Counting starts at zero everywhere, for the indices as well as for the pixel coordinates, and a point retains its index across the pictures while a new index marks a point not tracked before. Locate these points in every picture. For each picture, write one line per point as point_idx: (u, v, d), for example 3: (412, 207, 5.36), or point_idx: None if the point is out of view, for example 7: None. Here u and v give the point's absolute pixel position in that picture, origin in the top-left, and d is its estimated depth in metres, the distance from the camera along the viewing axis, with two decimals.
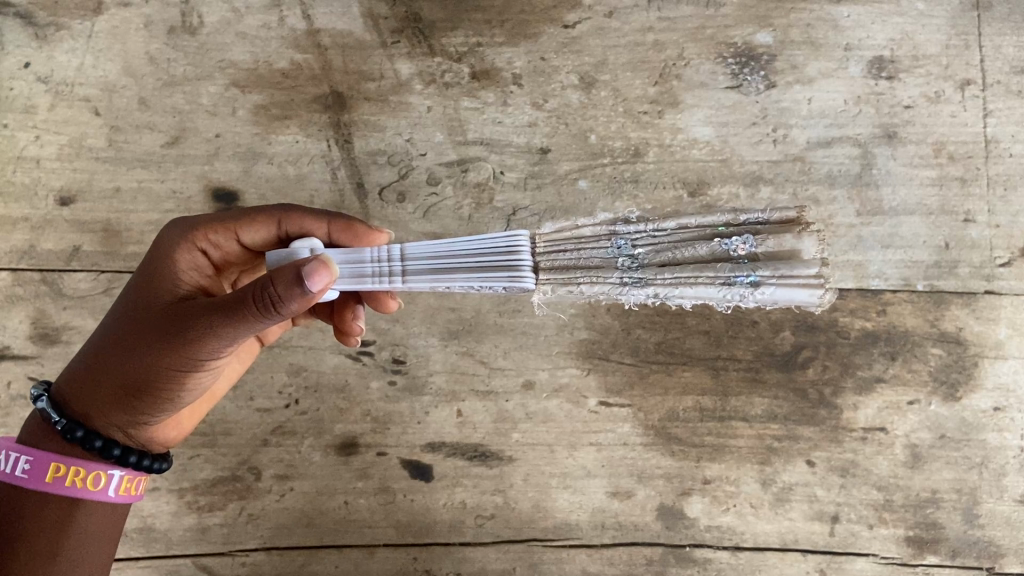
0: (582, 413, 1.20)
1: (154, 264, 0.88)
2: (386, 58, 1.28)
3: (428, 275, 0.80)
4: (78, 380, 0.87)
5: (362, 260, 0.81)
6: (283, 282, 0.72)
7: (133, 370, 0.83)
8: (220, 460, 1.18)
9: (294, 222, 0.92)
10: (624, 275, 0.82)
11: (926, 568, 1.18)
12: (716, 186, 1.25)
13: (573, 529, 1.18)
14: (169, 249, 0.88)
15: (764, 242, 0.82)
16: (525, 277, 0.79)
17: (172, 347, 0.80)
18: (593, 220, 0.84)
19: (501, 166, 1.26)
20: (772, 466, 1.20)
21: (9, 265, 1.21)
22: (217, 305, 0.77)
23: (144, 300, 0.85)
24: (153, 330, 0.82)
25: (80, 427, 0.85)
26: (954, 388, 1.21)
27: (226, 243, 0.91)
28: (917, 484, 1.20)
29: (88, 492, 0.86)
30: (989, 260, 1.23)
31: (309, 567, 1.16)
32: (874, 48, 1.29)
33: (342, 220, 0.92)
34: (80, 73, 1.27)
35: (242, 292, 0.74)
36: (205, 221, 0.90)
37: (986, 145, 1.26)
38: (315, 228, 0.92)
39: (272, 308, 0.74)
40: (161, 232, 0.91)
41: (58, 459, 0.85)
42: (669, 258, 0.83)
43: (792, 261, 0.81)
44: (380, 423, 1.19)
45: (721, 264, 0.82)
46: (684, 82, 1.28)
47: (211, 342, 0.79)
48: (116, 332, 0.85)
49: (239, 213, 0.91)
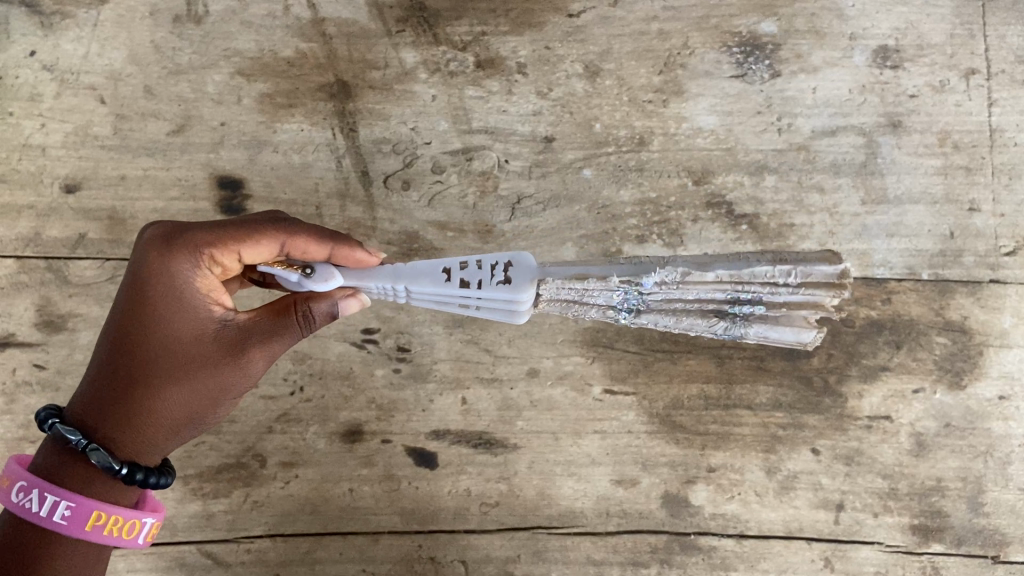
0: (587, 401, 1.19)
1: (166, 295, 0.84)
2: (391, 47, 1.28)
3: (430, 305, 0.94)
4: (118, 427, 0.84)
5: (370, 290, 0.93)
6: (322, 312, 0.90)
7: (181, 404, 0.87)
8: (225, 447, 1.18)
9: (298, 245, 0.88)
10: (617, 311, 0.97)
11: (931, 557, 1.18)
12: (721, 174, 1.25)
13: (578, 516, 1.18)
14: (180, 281, 0.84)
15: (770, 311, 0.97)
16: (520, 317, 0.94)
17: (221, 376, 0.87)
18: (607, 281, 0.90)
19: (506, 155, 1.26)
20: (777, 454, 1.19)
21: (14, 252, 1.21)
22: (261, 329, 0.88)
23: (169, 334, 0.85)
24: (198, 364, 0.86)
25: (139, 469, 0.84)
26: (960, 376, 1.20)
27: (229, 263, 0.87)
28: (923, 472, 1.20)
29: (121, 540, 0.85)
30: (994, 249, 1.23)
31: (314, 553, 1.16)
32: (879, 37, 1.29)
33: (347, 241, 0.90)
34: (86, 62, 1.27)
35: (285, 314, 0.89)
36: (208, 242, 0.85)
37: (992, 135, 1.26)
38: (317, 253, 0.89)
39: (316, 323, 0.90)
40: (152, 256, 0.85)
41: (100, 508, 0.82)
42: (673, 307, 0.97)
43: (793, 320, 0.99)
44: (385, 411, 1.19)
45: (721, 317, 0.98)
46: (689, 71, 1.28)
47: (260, 366, 0.89)
48: (147, 369, 0.85)
49: (241, 234, 0.86)
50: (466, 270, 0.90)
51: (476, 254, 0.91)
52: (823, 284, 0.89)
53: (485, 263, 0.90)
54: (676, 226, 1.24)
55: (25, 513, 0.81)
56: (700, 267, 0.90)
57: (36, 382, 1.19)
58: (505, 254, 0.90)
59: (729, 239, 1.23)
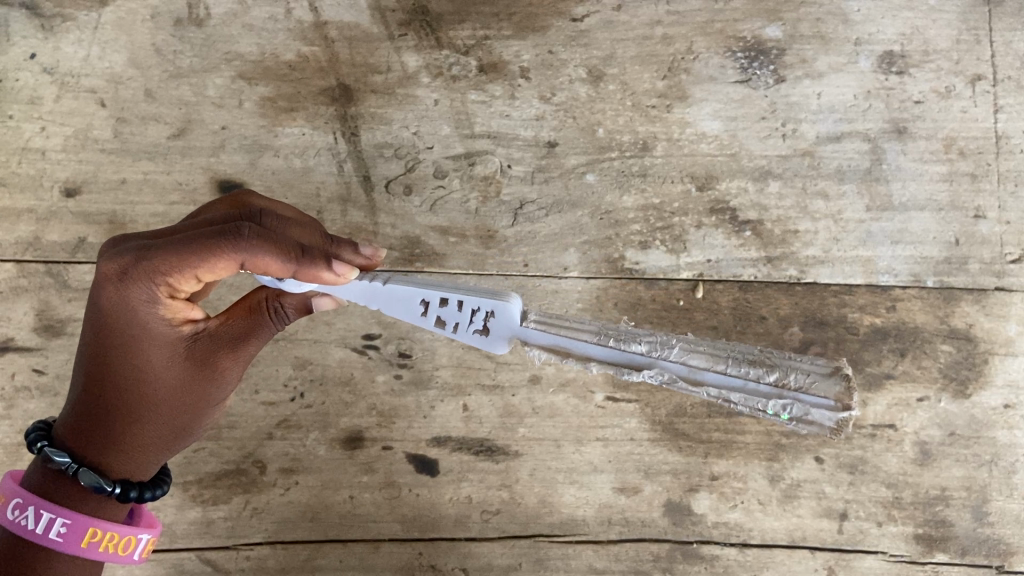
0: (589, 408, 1.19)
1: (133, 321, 0.82)
2: (393, 51, 1.28)
3: None
4: (109, 450, 0.85)
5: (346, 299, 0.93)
6: (294, 304, 0.91)
7: (167, 421, 0.87)
8: (225, 453, 1.17)
9: (259, 263, 0.80)
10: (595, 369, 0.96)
11: (936, 566, 1.17)
12: (725, 180, 1.25)
13: (580, 524, 1.17)
14: (145, 309, 0.82)
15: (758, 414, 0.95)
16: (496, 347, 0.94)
17: (203, 387, 0.88)
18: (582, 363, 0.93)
19: (509, 159, 1.25)
20: (781, 462, 1.19)
21: (14, 256, 1.21)
22: (233, 336, 0.88)
23: (139, 362, 0.84)
24: (178, 380, 0.86)
25: (133, 487, 0.86)
26: (964, 384, 1.20)
27: (190, 284, 0.82)
28: (927, 481, 1.19)
29: (116, 556, 0.85)
30: (999, 256, 1.22)
31: (313, 561, 1.16)
32: (884, 42, 1.28)
33: (311, 262, 0.81)
34: (86, 65, 1.26)
35: (254, 316, 0.89)
36: (160, 272, 0.80)
37: (997, 141, 1.25)
38: (280, 270, 0.82)
39: (288, 316, 0.91)
40: (106, 288, 0.81)
41: (96, 525, 0.82)
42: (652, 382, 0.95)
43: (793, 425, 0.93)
44: (386, 417, 1.18)
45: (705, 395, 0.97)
46: (693, 75, 1.28)
47: (236, 370, 0.90)
48: (125, 396, 0.85)
49: (197, 257, 0.79)
50: (445, 309, 0.89)
51: (458, 295, 0.89)
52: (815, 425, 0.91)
53: (466, 306, 0.89)
54: (679, 232, 1.23)
55: (20, 530, 0.80)
56: (691, 379, 0.92)
57: (36, 388, 1.18)
58: (488, 304, 0.88)
59: (733, 245, 1.23)
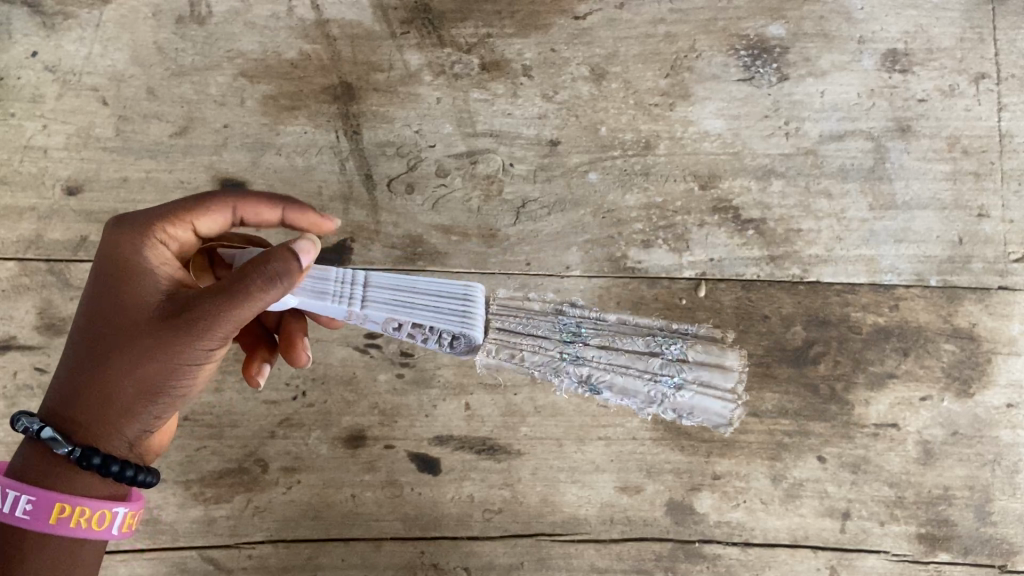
0: (591, 407, 1.19)
1: (119, 270, 0.84)
2: (396, 49, 1.27)
3: (382, 301, 0.97)
4: (84, 408, 0.84)
5: (326, 280, 0.95)
6: (280, 257, 0.79)
7: (140, 380, 0.83)
8: (227, 452, 1.17)
9: (250, 209, 0.94)
10: (558, 364, 1.19)
11: (938, 566, 1.17)
12: (727, 178, 1.24)
13: (582, 524, 1.17)
14: (131, 256, 0.84)
15: (690, 381, 1.18)
16: (472, 329, 0.99)
17: (173, 346, 0.81)
18: (534, 341, 1.19)
19: (511, 158, 1.25)
20: (783, 461, 1.18)
21: (16, 255, 1.21)
22: (208, 294, 0.80)
23: (122, 309, 0.83)
24: (149, 334, 0.82)
25: (97, 454, 0.83)
26: (967, 384, 1.19)
27: (183, 234, 0.90)
28: (929, 481, 1.18)
29: (92, 532, 0.84)
30: (1003, 255, 1.22)
31: (315, 560, 1.16)
32: (887, 41, 1.28)
33: (297, 204, 0.97)
34: (88, 63, 1.26)
35: (236, 275, 0.79)
36: (156, 217, 0.87)
37: (1001, 140, 1.25)
38: (269, 214, 0.96)
39: (274, 276, 0.79)
40: (106, 233, 0.87)
41: (62, 500, 0.82)
42: (607, 383, 1.18)
43: (715, 387, 1.18)
44: (388, 416, 1.18)
45: (646, 378, 1.18)
46: (696, 74, 1.27)
47: (212, 332, 0.81)
48: (102, 348, 0.83)
49: (192, 202, 0.89)
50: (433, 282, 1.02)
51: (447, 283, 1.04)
52: (719, 369, 1.18)
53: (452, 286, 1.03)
54: (682, 231, 1.23)
55: None
56: (632, 352, 1.19)
57: (37, 386, 1.18)
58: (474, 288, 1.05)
59: (735, 245, 1.22)
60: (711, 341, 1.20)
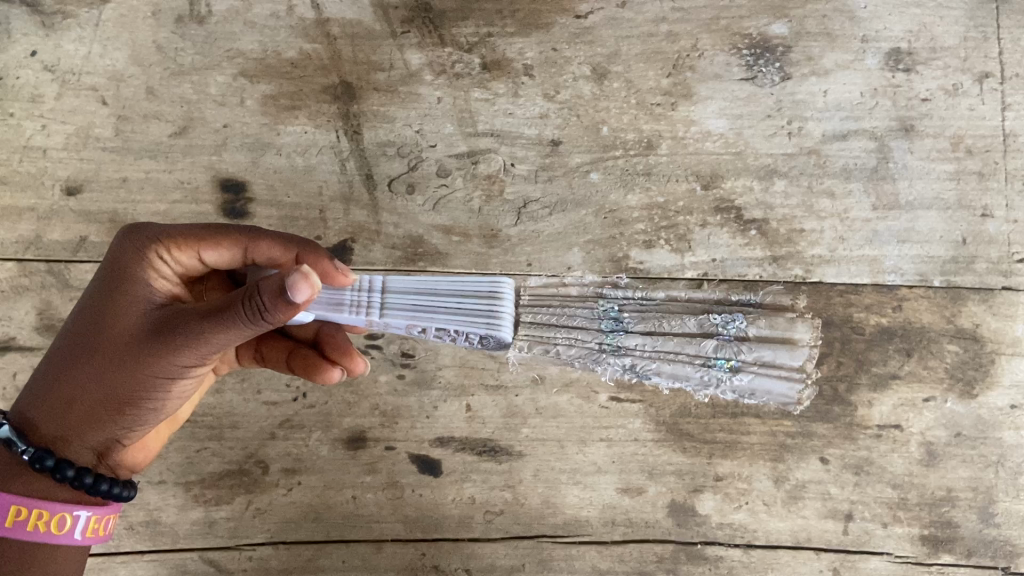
0: (593, 408, 1.18)
1: (116, 280, 0.85)
2: (396, 48, 1.27)
3: (402, 307, 1.02)
4: (48, 408, 0.84)
5: (342, 291, 1.00)
6: (269, 292, 0.75)
7: (108, 387, 0.83)
8: (227, 453, 1.17)
9: (261, 250, 0.91)
10: (599, 352, 1.20)
11: (941, 568, 1.16)
12: (730, 178, 1.24)
13: (584, 525, 1.16)
14: (130, 268, 0.85)
15: (756, 358, 1.20)
16: (497, 328, 1.04)
17: (149, 357, 0.82)
18: (569, 329, 1.21)
19: (512, 158, 1.25)
20: (785, 463, 1.18)
21: (15, 255, 1.20)
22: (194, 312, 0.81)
23: (106, 316, 0.84)
24: (128, 344, 0.82)
25: (50, 457, 0.81)
26: (971, 385, 1.19)
27: (187, 261, 0.88)
28: (933, 483, 1.18)
29: (51, 535, 0.83)
30: (1007, 255, 1.21)
31: (315, 561, 1.15)
32: (892, 39, 1.27)
33: (310, 249, 0.93)
34: (87, 62, 1.26)
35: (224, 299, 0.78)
36: (163, 238, 0.87)
37: (1006, 139, 1.24)
38: (280, 256, 0.92)
39: (258, 309, 0.76)
40: (115, 243, 0.87)
41: (18, 502, 0.81)
42: (655, 367, 1.20)
43: (784, 367, 1.19)
44: (389, 418, 1.18)
45: (703, 363, 1.20)
46: (699, 73, 1.26)
47: (190, 347, 0.81)
48: (78, 351, 0.84)
49: (201, 230, 0.88)
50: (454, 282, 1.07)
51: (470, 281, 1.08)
52: (784, 343, 1.20)
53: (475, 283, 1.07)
54: (684, 231, 1.22)
55: None
56: (686, 335, 1.21)
57: None
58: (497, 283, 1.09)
59: (737, 245, 1.22)
60: (779, 314, 1.20)
